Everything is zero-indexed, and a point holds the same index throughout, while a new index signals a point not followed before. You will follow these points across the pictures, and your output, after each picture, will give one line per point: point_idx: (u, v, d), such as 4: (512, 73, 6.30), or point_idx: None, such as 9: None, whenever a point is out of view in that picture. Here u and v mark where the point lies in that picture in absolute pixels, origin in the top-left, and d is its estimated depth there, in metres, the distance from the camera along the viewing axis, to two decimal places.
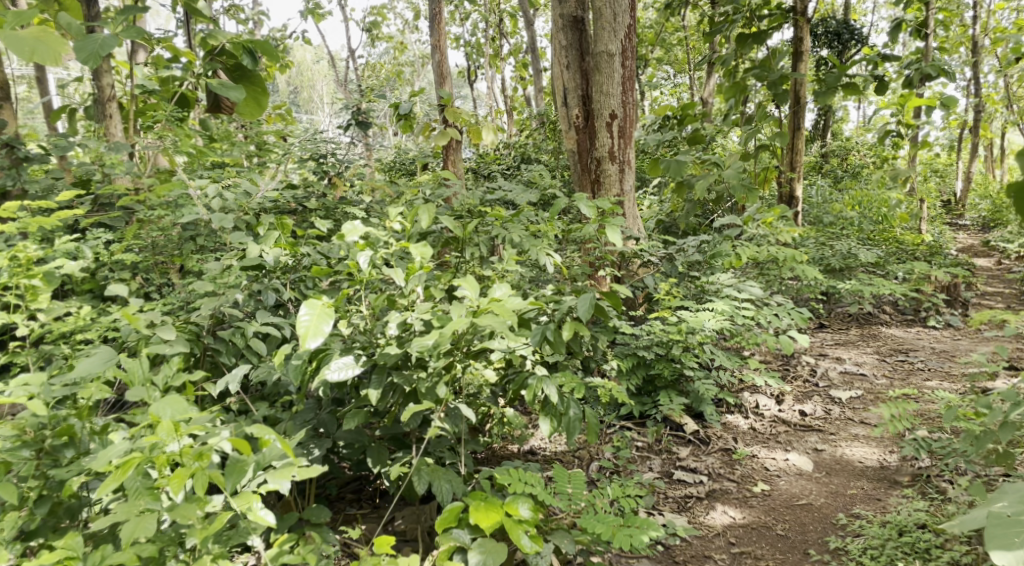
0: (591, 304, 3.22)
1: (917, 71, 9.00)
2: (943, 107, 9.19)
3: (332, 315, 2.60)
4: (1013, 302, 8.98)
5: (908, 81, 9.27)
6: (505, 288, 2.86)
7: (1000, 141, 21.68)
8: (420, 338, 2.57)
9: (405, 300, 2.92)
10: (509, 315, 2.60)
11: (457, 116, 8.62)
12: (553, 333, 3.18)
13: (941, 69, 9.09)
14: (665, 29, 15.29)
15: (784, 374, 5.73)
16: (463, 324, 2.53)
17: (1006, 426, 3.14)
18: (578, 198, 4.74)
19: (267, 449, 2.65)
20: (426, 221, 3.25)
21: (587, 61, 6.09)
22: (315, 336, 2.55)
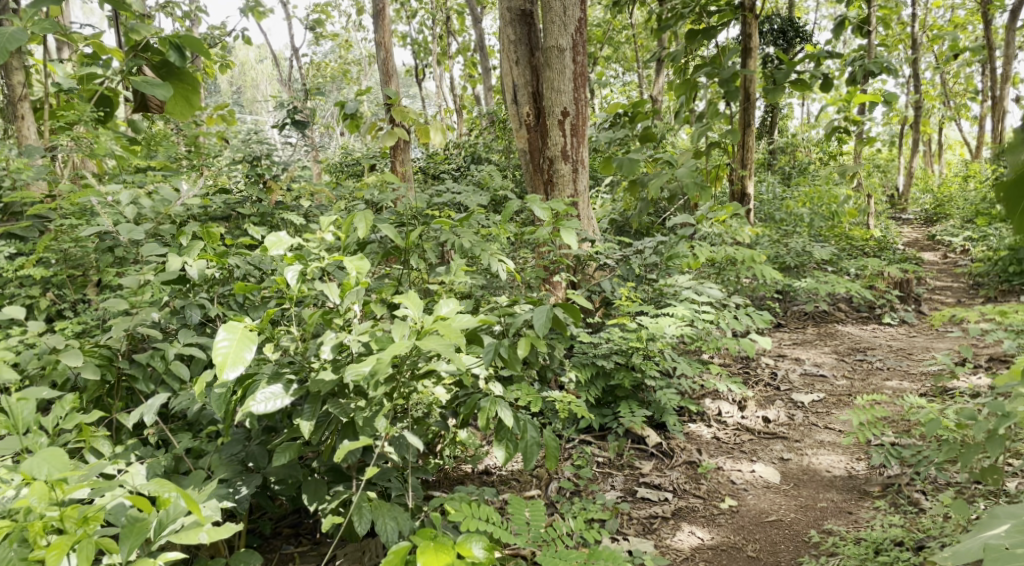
0: (548, 317, 2.96)
1: (861, 67, 8.98)
2: (888, 103, 9.22)
3: (254, 341, 2.43)
4: (962, 296, 9.05)
5: (854, 77, 9.27)
6: (454, 305, 2.60)
7: (937, 138, 22.20)
8: (356, 363, 2.30)
9: (341, 319, 2.66)
10: (457, 336, 2.33)
11: (404, 116, 8.31)
12: (507, 350, 2.93)
13: (886, 65, 9.12)
14: (612, 27, 15.17)
15: (745, 377, 5.57)
16: (404, 347, 2.25)
17: (994, 439, 2.98)
18: (531, 200, 4.51)
19: (171, 508, 2.36)
20: (365, 230, 2.97)
21: (537, 56, 5.84)
22: (238, 364, 2.38)
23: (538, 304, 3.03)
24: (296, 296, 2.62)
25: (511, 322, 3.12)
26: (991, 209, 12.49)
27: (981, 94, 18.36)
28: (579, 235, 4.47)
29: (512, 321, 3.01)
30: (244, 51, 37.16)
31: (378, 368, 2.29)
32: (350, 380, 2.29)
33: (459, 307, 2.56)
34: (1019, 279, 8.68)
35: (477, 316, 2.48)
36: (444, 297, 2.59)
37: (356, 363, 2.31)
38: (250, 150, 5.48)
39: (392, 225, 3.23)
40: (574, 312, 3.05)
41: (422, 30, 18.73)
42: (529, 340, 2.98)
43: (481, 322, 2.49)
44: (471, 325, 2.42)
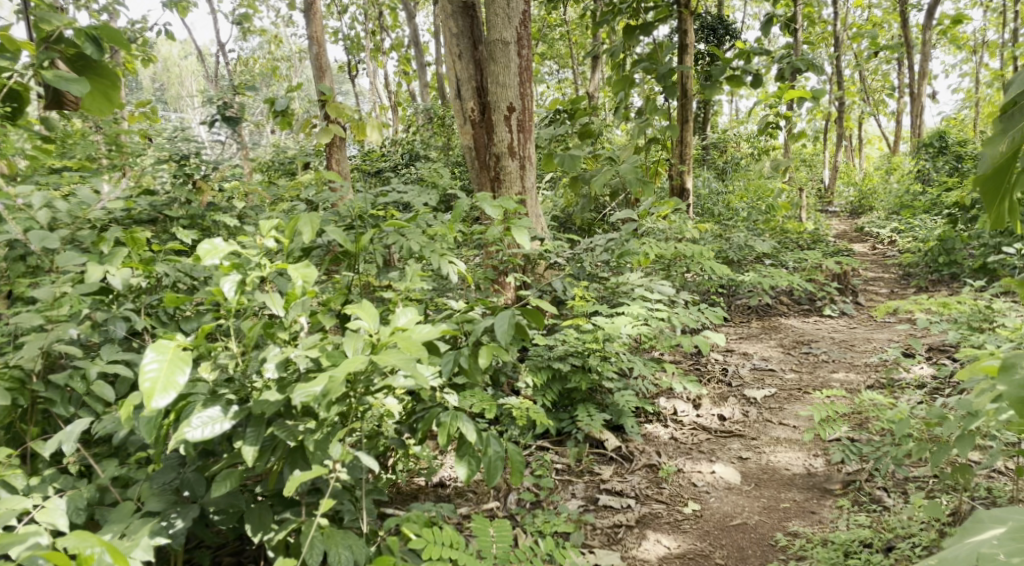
0: (511, 324, 2.80)
1: (788, 64, 9.11)
2: (817, 98, 9.35)
3: (186, 365, 2.19)
4: (895, 286, 9.25)
5: (783, 73, 9.38)
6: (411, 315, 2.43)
7: (860, 132, 22.88)
8: (307, 383, 2.10)
9: (286, 332, 2.47)
10: (417, 349, 2.15)
11: (340, 112, 8.02)
12: (467, 360, 2.75)
13: (813, 62, 9.25)
14: (547, 22, 15.08)
15: (698, 374, 5.51)
16: (360, 363, 2.08)
17: (963, 438, 2.94)
18: (480, 198, 4.34)
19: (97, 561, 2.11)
20: (309, 234, 2.75)
21: (480, 50, 5.67)
22: (169, 390, 2.14)
23: (499, 310, 2.86)
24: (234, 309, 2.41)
25: (470, 330, 2.95)
26: (915, 201, 12.87)
27: (899, 89, 18.97)
28: (532, 235, 4.32)
29: (472, 328, 2.84)
30: (167, 46, 35.84)
31: (332, 388, 2.10)
32: (300, 402, 2.09)
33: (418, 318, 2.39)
34: (947, 268, 8.90)
35: (438, 327, 2.32)
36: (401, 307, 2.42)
37: (307, 382, 2.11)
38: (177, 149, 5.15)
39: (338, 228, 3.00)
40: (538, 318, 2.90)
41: (353, 25, 18.32)
42: (490, 348, 2.81)
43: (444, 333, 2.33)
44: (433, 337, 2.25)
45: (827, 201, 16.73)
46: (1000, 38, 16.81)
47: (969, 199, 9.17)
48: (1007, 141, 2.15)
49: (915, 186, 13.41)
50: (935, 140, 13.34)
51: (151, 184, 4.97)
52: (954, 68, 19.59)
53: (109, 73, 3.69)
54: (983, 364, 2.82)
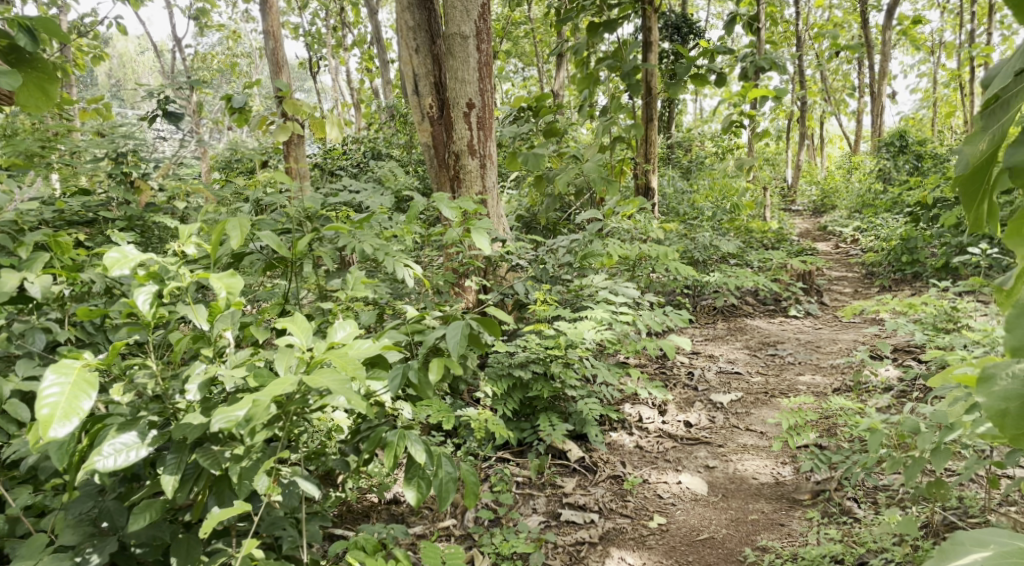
0: (464, 336, 2.62)
1: (751, 63, 9.06)
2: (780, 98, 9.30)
3: (93, 389, 2.09)
4: (859, 286, 9.23)
5: (746, 73, 9.33)
6: (350, 329, 2.31)
7: (822, 132, 23.11)
8: (228, 408, 1.99)
9: (212, 348, 2.36)
10: (352, 369, 2.04)
11: (297, 109, 7.75)
12: (417, 375, 2.54)
13: (776, 61, 9.20)
14: (511, 19, 14.90)
15: (663, 379, 5.38)
16: (287, 387, 1.97)
17: (938, 452, 2.82)
18: (437, 199, 4.15)
19: None
20: (238, 241, 2.62)
21: (438, 45, 5.47)
22: (72, 416, 2.03)
23: (450, 320, 2.68)
24: (150, 323, 2.24)
25: (421, 341, 2.77)
26: (877, 200, 12.93)
27: (860, 89, 19.15)
28: (490, 237, 4.15)
29: (423, 340, 2.66)
30: (122, 40, 34.94)
31: (256, 413, 1.97)
32: (220, 429, 1.98)
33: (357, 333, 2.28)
34: (910, 268, 8.90)
35: (376, 343, 2.20)
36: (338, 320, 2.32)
37: (228, 407, 1.99)
38: (117, 146, 4.88)
39: (273, 234, 2.87)
40: (493, 328, 2.72)
41: (314, 20, 17.95)
42: (441, 361, 2.63)
43: (383, 349, 2.21)
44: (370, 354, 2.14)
45: (791, 200, 16.79)
46: (958, 39, 17.05)
47: (931, 199, 9.19)
48: (987, 139, 2.02)
49: (877, 185, 13.49)
50: (896, 139, 13.43)
51: (89, 183, 4.71)
52: (913, 68, 19.82)
53: (44, 66, 2.86)
54: (957, 372, 2.68)
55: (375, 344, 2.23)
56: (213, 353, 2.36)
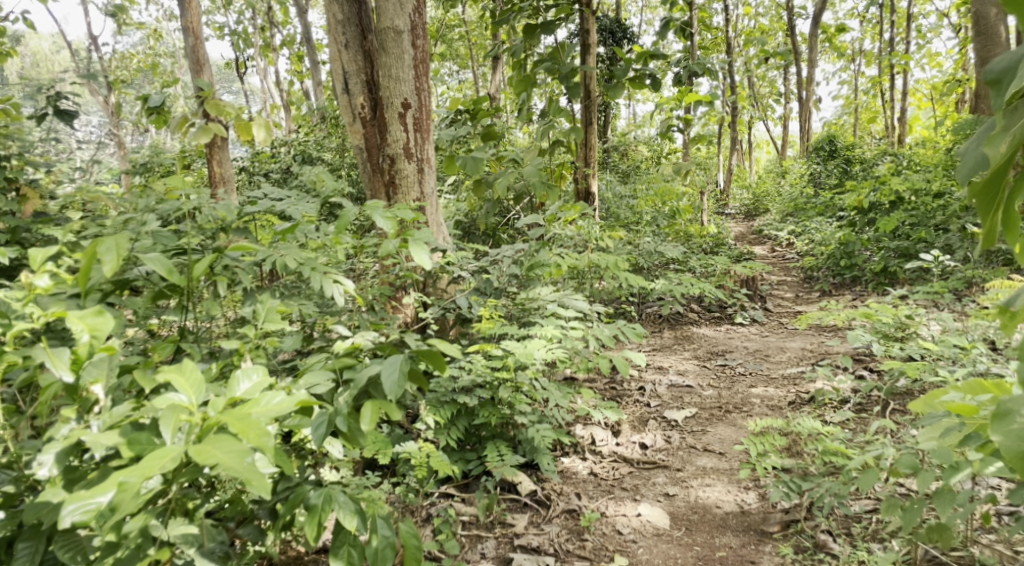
0: (401, 375, 2.24)
1: (685, 68, 8.87)
2: (716, 103, 9.16)
3: None
4: (799, 289, 9.11)
5: (680, 78, 9.15)
6: (255, 379, 2.20)
7: (752, 137, 23.40)
8: (86, 496, 1.94)
9: (82, 405, 2.34)
10: (253, 436, 1.96)
11: (219, 109, 7.20)
12: (346, 422, 2.22)
13: (708, 67, 9.06)
14: (443, 20, 14.49)
15: (614, 396, 5.10)
16: (171, 458, 1.96)
17: (942, 495, 2.64)
18: (370, 207, 3.74)
19: None
20: (110, 265, 2.42)
21: (369, 40, 5.07)
22: None
23: (387, 354, 2.31)
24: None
25: (354, 376, 2.42)
26: (810, 203, 12.96)
27: (786, 95, 19.41)
28: (429, 250, 3.80)
29: (355, 378, 2.31)
30: (34, 39, 33.27)
31: (123, 498, 1.93)
32: (74, 521, 1.93)
33: (264, 386, 2.17)
34: (849, 272, 8.77)
35: (290, 397, 2.09)
36: (240, 369, 2.21)
37: (87, 495, 1.94)
38: (4, 149, 4.35)
39: (162, 259, 2.58)
40: (439, 363, 2.35)
41: (237, 17, 17.16)
42: (375, 403, 2.27)
43: (297, 404, 2.11)
44: (277, 416, 2.06)
45: (724, 203, 16.76)
46: (877, 46, 17.44)
47: (867, 203, 9.18)
48: (1008, 140, 1.83)
49: (808, 189, 13.57)
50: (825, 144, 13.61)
51: None
52: (836, 75, 20.22)
53: None
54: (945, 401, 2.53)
55: (289, 397, 2.11)
56: (80, 411, 2.32)
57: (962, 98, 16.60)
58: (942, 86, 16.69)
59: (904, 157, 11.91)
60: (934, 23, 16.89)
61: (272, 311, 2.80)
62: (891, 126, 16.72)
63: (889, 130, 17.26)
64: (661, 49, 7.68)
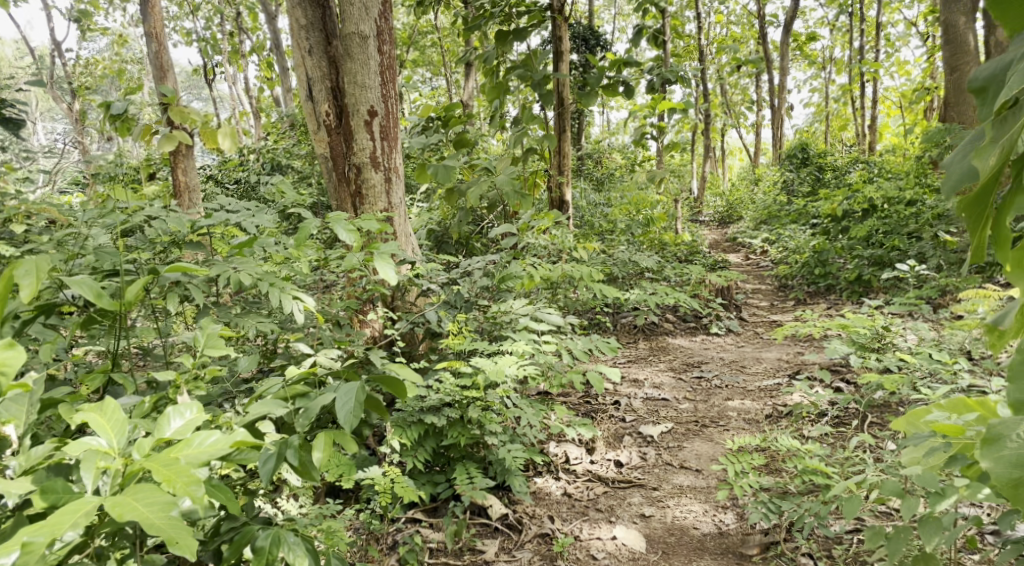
0: (357, 401, 2.13)
1: (658, 75, 8.80)
2: (689, 111, 9.11)
3: None
4: (773, 298, 9.05)
5: (653, 85, 9.09)
6: (188, 416, 2.12)
7: (724, 145, 23.50)
8: None
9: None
10: (180, 485, 1.89)
11: (183, 116, 6.97)
12: (298, 456, 2.13)
13: (680, 75, 9.01)
14: (415, 27, 14.37)
15: (588, 411, 4.98)
16: (87, 507, 1.87)
17: (928, 523, 2.54)
18: (332, 219, 3.58)
19: None
20: (27, 292, 2.23)
21: (334, 45, 4.93)
22: None
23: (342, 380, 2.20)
24: None
25: (307, 403, 2.28)
26: (782, 211, 12.97)
27: (758, 103, 19.50)
28: (396, 263, 3.65)
29: (309, 407, 2.19)
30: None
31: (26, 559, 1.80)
32: None
33: (197, 425, 2.09)
34: (823, 280, 8.73)
35: (225, 436, 2.02)
36: (172, 407, 2.13)
37: None
38: None
39: (88, 284, 2.35)
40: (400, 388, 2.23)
41: (205, 23, 16.89)
42: (329, 433, 2.14)
43: (233, 443, 2.03)
44: (208, 458, 1.99)
45: (698, 210, 16.75)
46: (847, 55, 17.59)
47: (840, 210, 9.16)
48: (997, 152, 1.74)
49: (781, 197, 13.58)
50: (797, 152, 13.65)
51: None
52: (807, 83, 20.38)
53: None
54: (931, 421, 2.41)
55: (223, 436, 2.03)
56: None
57: (930, 106, 16.79)
58: (910, 94, 16.86)
59: (875, 164, 11.95)
60: (901, 32, 17.07)
61: (215, 333, 2.60)
62: (861, 134, 16.85)
63: (859, 138, 17.39)
64: (634, 56, 7.60)
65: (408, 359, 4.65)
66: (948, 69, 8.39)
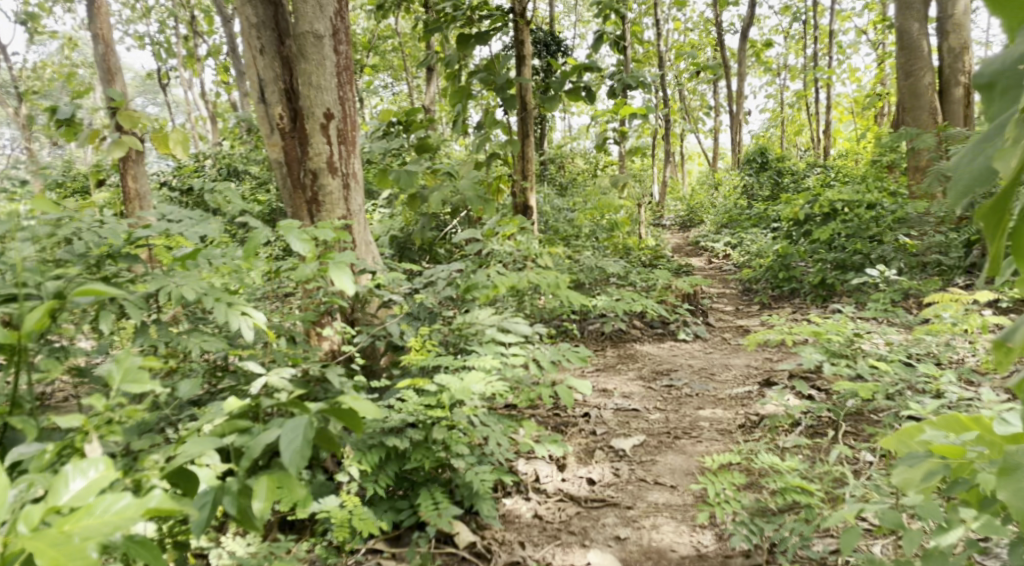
0: (304, 440, 2.18)
1: (619, 80, 8.70)
2: (652, 115, 9.01)
3: None
4: (738, 302, 8.97)
5: (614, 89, 8.98)
6: (92, 475, 2.06)
7: (684, 149, 23.59)
8: None
9: None
10: None
11: (132, 120, 6.65)
12: (236, 503, 2.24)
13: (641, 79, 8.92)
14: (374, 31, 14.12)
15: (557, 425, 4.80)
16: None
17: (931, 556, 2.41)
18: (284, 228, 3.35)
19: None
20: None
21: (287, 45, 4.68)
22: None
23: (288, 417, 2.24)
24: None
25: (249, 440, 2.32)
26: (744, 215, 12.96)
27: (716, 107, 19.60)
28: (352, 273, 3.45)
29: (252, 445, 2.21)
30: None
31: None
32: None
33: (99, 487, 2.03)
34: (787, 284, 8.66)
35: (133, 503, 1.97)
36: (72, 466, 2.05)
37: None
38: None
39: None
40: (349, 423, 2.27)
41: (157, 25, 16.42)
42: (272, 477, 2.20)
43: (143, 509, 1.99)
44: (110, 529, 1.93)
45: (660, 214, 16.70)
46: (802, 61, 17.79)
47: (803, 214, 9.14)
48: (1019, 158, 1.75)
49: (741, 201, 13.58)
50: (757, 156, 13.70)
51: None
52: (763, 88, 20.57)
53: None
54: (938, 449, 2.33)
55: (132, 502, 1.98)
56: None
57: (883, 110, 17.03)
58: (865, 99, 17.08)
59: (833, 168, 12.02)
60: (854, 39, 17.35)
61: (135, 366, 2.49)
62: (817, 138, 17.02)
63: (815, 142, 17.57)
64: (596, 60, 7.46)
65: (369, 374, 4.43)
66: (903, 74, 8.42)
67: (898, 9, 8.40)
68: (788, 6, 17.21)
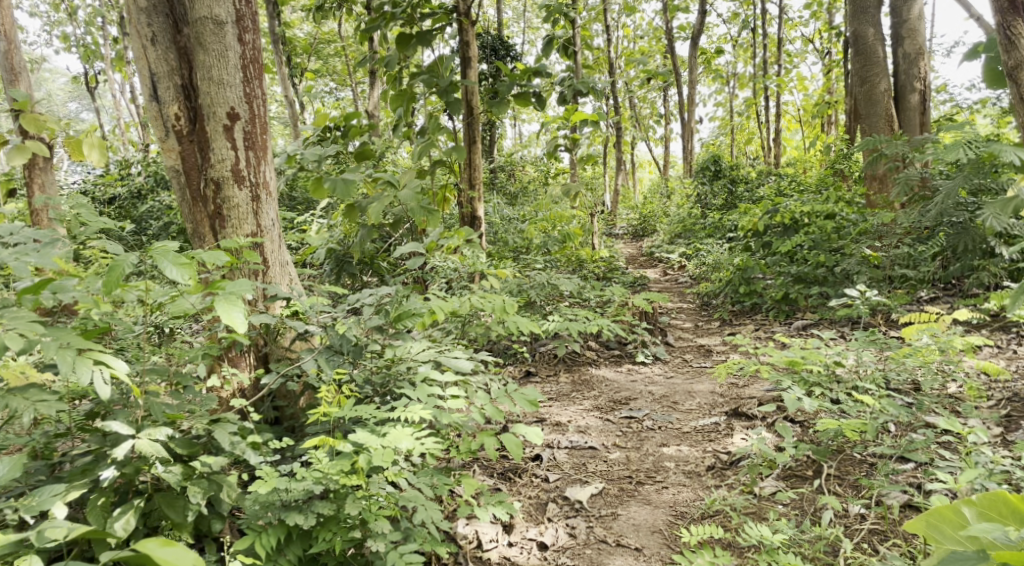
0: None
1: (570, 85, 8.15)
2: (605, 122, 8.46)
3: None
4: (697, 318, 8.42)
5: (564, 95, 8.42)
6: None
7: (634, 157, 23.20)
8: None
9: None
10: None
11: (38, 125, 5.50)
12: None
13: (594, 85, 8.38)
14: (314, 34, 13.33)
15: (505, 471, 4.19)
16: None
17: None
18: (156, 252, 2.68)
19: None
20: None
21: (185, 35, 4.02)
22: None
23: None
24: None
25: None
26: (698, 225, 12.54)
27: (667, 116, 19.24)
28: (244, 307, 2.83)
29: None
30: None
31: None
32: None
33: None
34: (748, 299, 8.10)
35: None
36: None
37: None
38: None
39: None
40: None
41: (83, 26, 15.29)
42: None
43: None
44: None
45: (613, 223, 16.19)
46: (750, 70, 17.58)
47: (762, 224, 8.67)
48: None
49: (694, 210, 13.14)
50: (709, 165, 13.31)
51: None
52: (712, 98, 20.35)
53: None
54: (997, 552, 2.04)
55: None
56: None
57: (831, 120, 16.87)
58: (812, 108, 16.92)
59: (788, 178, 11.66)
60: (800, 48, 17.19)
61: None
62: (767, 146, 16.78)
63: (765, 150, 17.31)
64: (546, 63, 6.89)
65: (285, 418, 3.79)
66: (858, 80, 8.04)
67: (853, 14, 8.05)
68: (737, 14, 16.93)
